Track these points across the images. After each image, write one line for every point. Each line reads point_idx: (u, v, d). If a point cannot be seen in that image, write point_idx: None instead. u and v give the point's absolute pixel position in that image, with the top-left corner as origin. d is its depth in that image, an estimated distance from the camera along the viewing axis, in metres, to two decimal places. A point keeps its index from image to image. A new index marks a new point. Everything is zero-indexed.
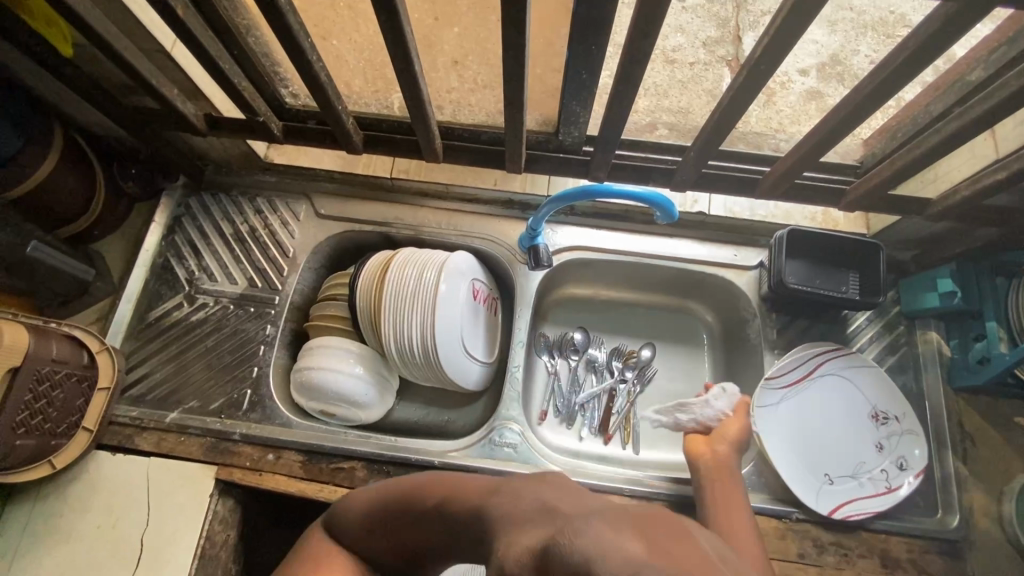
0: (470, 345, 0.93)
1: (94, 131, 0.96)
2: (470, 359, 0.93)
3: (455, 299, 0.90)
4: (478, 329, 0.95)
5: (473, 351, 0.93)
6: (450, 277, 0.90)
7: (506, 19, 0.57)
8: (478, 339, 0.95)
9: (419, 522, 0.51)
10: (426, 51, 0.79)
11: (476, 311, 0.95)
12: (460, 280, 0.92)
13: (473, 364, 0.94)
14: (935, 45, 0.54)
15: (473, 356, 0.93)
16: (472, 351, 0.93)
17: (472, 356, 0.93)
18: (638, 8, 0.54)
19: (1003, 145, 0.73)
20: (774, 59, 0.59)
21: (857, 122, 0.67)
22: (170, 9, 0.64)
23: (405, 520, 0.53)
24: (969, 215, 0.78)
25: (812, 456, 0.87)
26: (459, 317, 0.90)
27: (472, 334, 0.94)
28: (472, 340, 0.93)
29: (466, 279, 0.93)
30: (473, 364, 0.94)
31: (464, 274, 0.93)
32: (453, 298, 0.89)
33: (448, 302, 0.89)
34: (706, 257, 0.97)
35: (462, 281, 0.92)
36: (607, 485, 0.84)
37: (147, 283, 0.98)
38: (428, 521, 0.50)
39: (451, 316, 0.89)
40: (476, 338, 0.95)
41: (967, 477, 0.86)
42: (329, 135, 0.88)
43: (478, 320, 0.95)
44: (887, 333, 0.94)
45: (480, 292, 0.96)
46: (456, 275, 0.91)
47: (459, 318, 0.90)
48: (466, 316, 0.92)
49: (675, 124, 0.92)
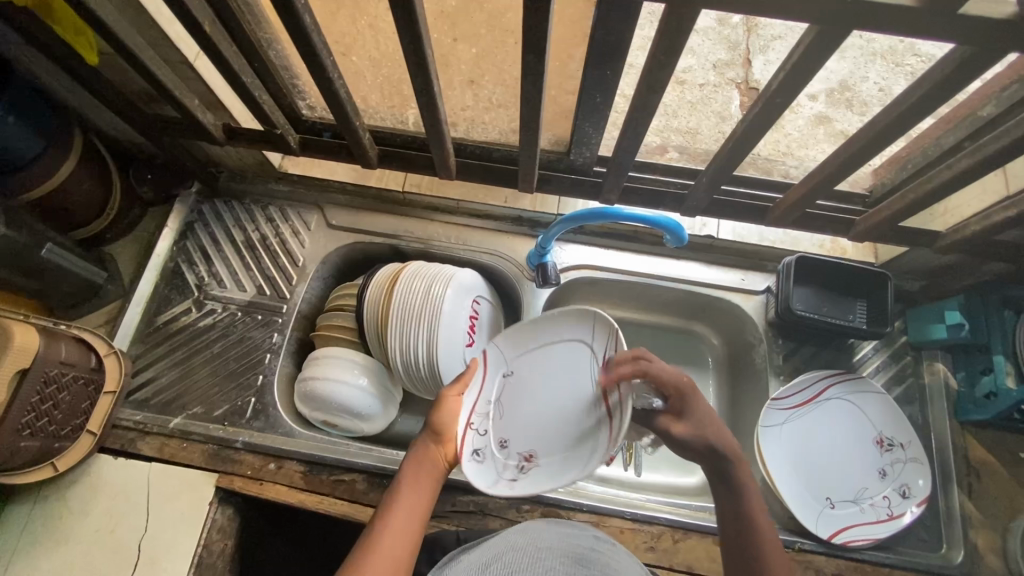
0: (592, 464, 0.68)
1: (112, 136, 0.97)
2: (469, 457, 0.71)
3: (562, 361, 0.78)
4: (495, 410, 0.76)
5: (542, 457, 0.74)
6: (580, 330, 0.77)
7: (527, 45, 0.57)
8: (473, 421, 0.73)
9: (412, 523, 0.60)
10: (444, 69, 0.82)
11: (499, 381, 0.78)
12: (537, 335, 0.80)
13: (488, 466, 0.72)
14: (952, 85, 0.54)
15: (520, 458, 0.74)
16: (541, 453, 0.74)
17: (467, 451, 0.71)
18: (658, 39, 0.54)
19: (1015, 182, 0.73)
20: (790, 94, 0.59)
21: (871, 155, 0.67)
22: (197, 23, 0.65)
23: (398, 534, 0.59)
24: (978, 249, 0.78)
25: (815, 480, 0.87)
26: (536, 388, 0.78)
27: (525, 421, 0.76)
28: (537, 438, 0.75)
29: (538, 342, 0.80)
30: (524, 475, 0.73)
31: (521, 334, 0.80)
32: (553, 358, 0.78)
33: (569, 365, 0.77)
34: (714, 281, 0.97)
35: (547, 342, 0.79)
36: (603, 507, 0.84)
37: (156, 288, 0.99)
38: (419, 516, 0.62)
39: (566, 388, 0.76)
40: (498, 427, 0.75)
41: (972, 512, 0.85)
42: (345, 148, 0.89)
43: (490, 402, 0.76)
44: (893, 363, 0.93)
45: (493, 355, 0.79)
46: (556, 325, 0.79)
47: (534, 390, 0.77)
48: (519, 380, 0.78)
49: (685, 147, 0.95)
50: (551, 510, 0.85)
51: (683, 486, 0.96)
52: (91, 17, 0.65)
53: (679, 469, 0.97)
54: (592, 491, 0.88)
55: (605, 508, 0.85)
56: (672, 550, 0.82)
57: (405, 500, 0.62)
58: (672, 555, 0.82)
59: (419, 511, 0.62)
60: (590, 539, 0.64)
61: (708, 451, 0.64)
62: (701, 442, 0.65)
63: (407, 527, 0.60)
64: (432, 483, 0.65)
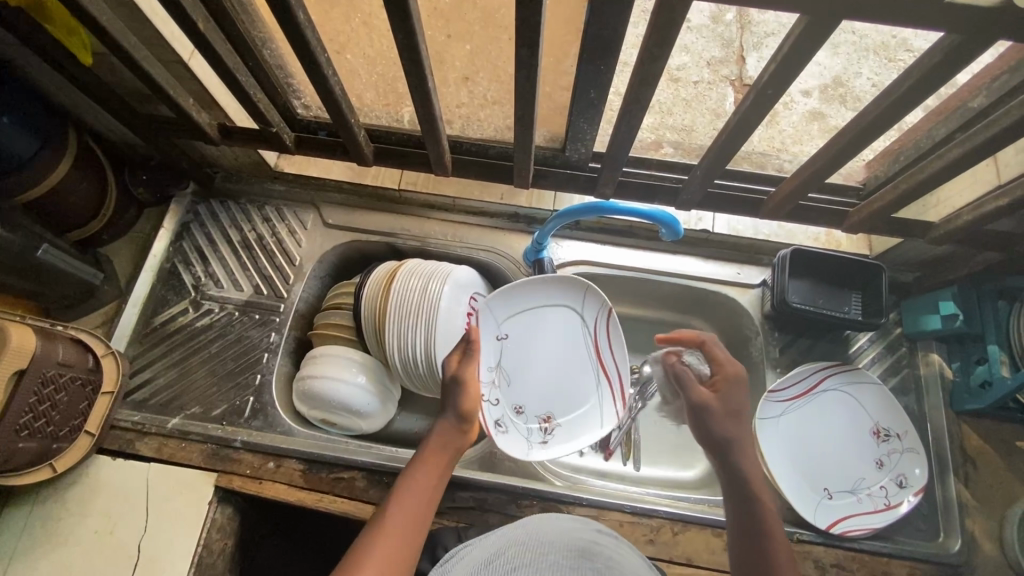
0: (607, 426, 0.92)
1: (107, 137, 0.97)
2: (496, 431, 0.87)
3: (544, 324, 0.94)
4: (501, 379, 0.91)
5: (557, 417, 0.92)
6: (568, 299, 0.93)
7: (521, 39, 0.58)
8: (488, 397, 0.88)
9: (422, 509, 0.62)
10: (438, 67, 0.82)
11: (493, 347, 0.91)
12: (522, 298, 0.92)
13: (511, 432, 0.89)
14: (942, 74, 0.54)
15: (539, 421, 0.92)
16: (555, 414, 0.92)
17: (493, 425, 0.87)
18: (650, 32, 0.54)
19: (1006, 171, 0.74)
20: (782, 86, 0.59)
21: (863, 147, 0.67)
22: (191, 22, 0.65)
23: (408, 519, 0.60)
24: (971, 239, 0.78)
25: (812, 471, 0.87)
26: (526, 351, 0.93)
27: (529, 387, 0.93)
28: (547, 402, 0.92)
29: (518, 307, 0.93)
30: (549, 435, 0.91)
31: (502, 302, 0.91)
32: (536, 322, 0.94)
33: (553, 330, 0.94)
34: (710, 275, 0.98)
35: (527, 308, 0.93)
36: (603, 501, 0.85)
37: (153, 288, 0.99)
38: (426, 499, 0.63)
39: (557, 353, 0.94)
40: (509, 395, 0.91)
41: (969, 500, 0.85)
42: (340, 146, 0.89)
43: (493, 371, 0.91)
44: (889, 355, 0.94)
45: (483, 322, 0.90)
46: (543, 294, 0.93)
47: (525, 353, 0.93)
48: (509, 345, 0.93)
49: (680, 142, 0.95)
50: (550, 504, 0.85)
51: (682, 480, 0.96)
52: (85, 16, 0.65)
53: (677, 463, 0.98)
54: (593, 486, 0.88)
55: (604, 502, 0.85)
56: (671, 543, 0.83)
57: (418, 486, 0.64)
58: (672, 548, 0.82)
59: (428, 499, 0.63)
60: (591, 532, 0.64)
61: (729, 443, 0.68)
62: (722, 434, 0.69)
63: (418, 513, 0.61)
64: (443, 473, 0.67)
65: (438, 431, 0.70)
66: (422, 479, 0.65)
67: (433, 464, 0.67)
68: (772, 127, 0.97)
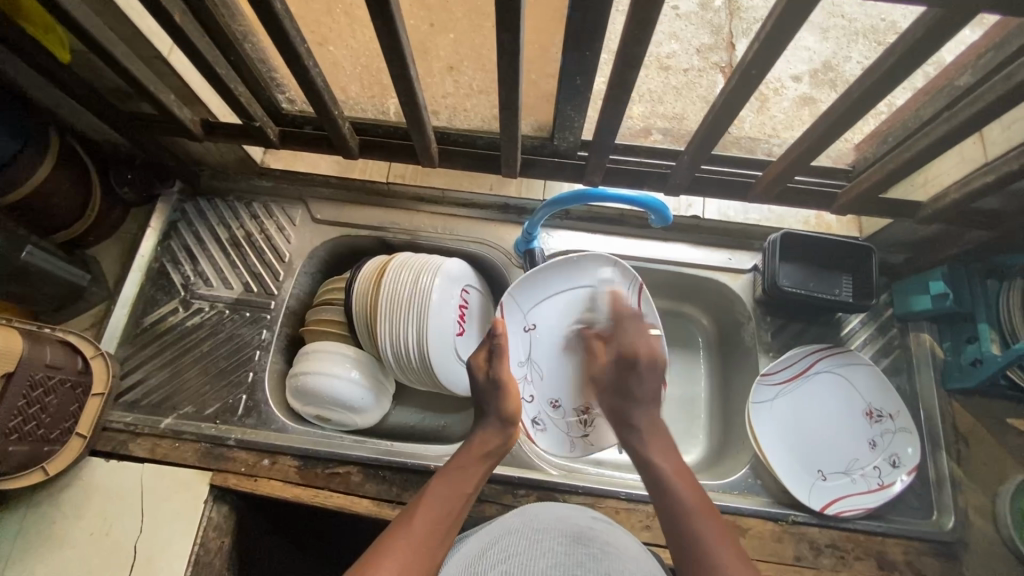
0: None
1: (90, 137, 0.96)
2: (534, 430, 0.91)
3: (574, 306, 0.94)
4: (534, 374, 0.93)
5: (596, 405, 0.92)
6: (598, 275, 0.93)
7: (502, 26, 0.57)
8: (523, 395, 0.91)
9: (450, 512, 0.62)
10: (422, 57, 0.81)
11: (525, 337, 0.92)
12: (548, 281, 0.92)
13: (551, 430, 0.92)
14: (924, 51, 0.54)
15: (578, 414, 0.93)
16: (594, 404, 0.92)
17: (530, 424, 0.90)
18: (630, 14, 0.54)
19: (992, 148, 0.74)
20: (765, 66, 0.59)
21: (847, 127, 0.67)
22: (167, 14, 0.63)
23: (434, 520, 0.60)
24: (957, 218, 0.79)
25: (805, 454, 0.88)
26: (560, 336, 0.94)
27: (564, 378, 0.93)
28: (583, 392, 0.93)
29: (542, 295, 0.93)
30: (589, 426, 0.92)
31: (529, 287, 0.91)
32: (567, 303, 0.94)
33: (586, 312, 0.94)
34: (701, 261, 0.98)
35: (552, 295, 0.93)
36: (598, 488, 0.85)
37: (143, 288, 0.98)
38: (458, 504, 0.64)
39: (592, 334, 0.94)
40: (546, 390, 0.93)
41: (961, 478, 0.86)
42: (326, 139, 0.88)
43: (525, 366, 0.93)
44: (880, 335, 0.94)
45: (512, 309, 0.91)
46: (573, 272, 0.93)
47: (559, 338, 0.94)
48: (542, 334, 0.93)
49: (669, 129, 0.95)
50: (547, 493, 0.85)
51: None
52: (59, 12, 0.64)
53: None
54: (588, 474, 0.88)
55: (600, 490, 0.85)
56: None
57: (447, 492, 0.64)
58: None
59: (456, 505, 0.64)
60: (588, 519, 0.64)
61: (631, 422, 0.75)
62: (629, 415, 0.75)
63: (445, 516, 0.62)
64: (474, 480, 0.68)
65: (475, 438, 0.72)
66: (456, 485, 0.65)
67: (465, 472, 0.68)
68: (761, 113, 0.97)
